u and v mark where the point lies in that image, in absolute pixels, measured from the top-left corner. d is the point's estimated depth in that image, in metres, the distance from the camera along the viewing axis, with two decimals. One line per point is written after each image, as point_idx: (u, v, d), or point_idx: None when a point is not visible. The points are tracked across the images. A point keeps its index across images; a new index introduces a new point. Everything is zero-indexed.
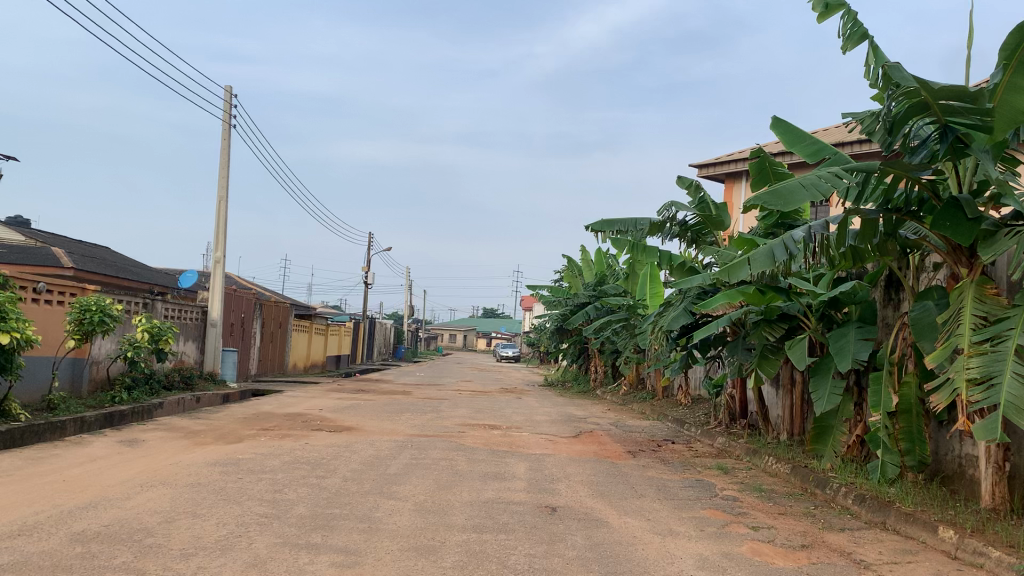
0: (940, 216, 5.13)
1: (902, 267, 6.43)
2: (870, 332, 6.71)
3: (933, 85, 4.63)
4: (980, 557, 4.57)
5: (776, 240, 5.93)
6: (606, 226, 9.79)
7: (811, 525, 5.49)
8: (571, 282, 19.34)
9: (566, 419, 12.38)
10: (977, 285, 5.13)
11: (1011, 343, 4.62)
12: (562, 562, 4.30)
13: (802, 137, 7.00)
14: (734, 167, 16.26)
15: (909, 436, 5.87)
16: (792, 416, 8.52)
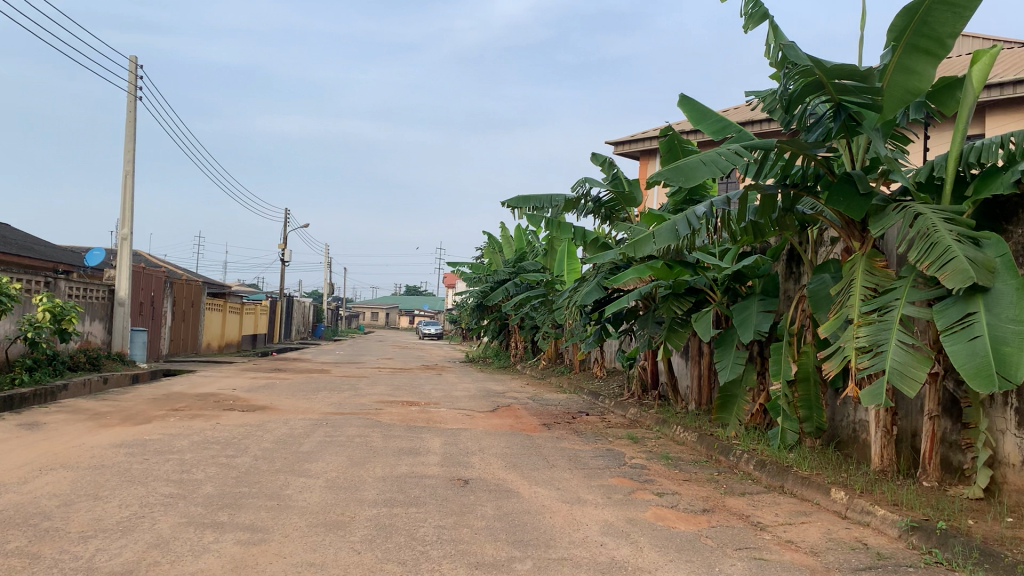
0: (835, 192, 5.43)
1: (802, 243, 6.82)
2: (772, 304, 7.06)
3: (827, 64, 4.87)
4: (867, 515, 4.96)
5: (680, 217, 6.11)
6: (523, 202, 9.88)
7: (714, 490, 5.81)
8: (492, 258, 19.54)
9: (485, 394, 12.56)
10: (867, 258, 5.48)
11: (896, 312, 4.98)
12: (470, 533, 4.45)
13: (707, 115, 7.24)
14: (651, 144, 16.58)
15: (807, 403, 6.29)
16: (700, 388, 8.92)
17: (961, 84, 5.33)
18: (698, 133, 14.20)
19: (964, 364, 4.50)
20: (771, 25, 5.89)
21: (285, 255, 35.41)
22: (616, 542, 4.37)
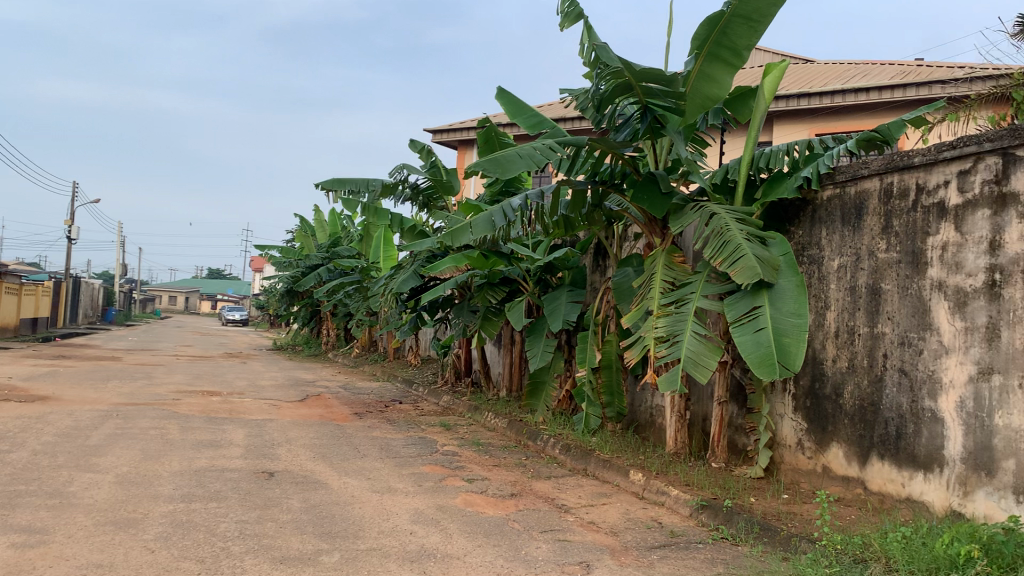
0: (639, 190, 5.69)
1: (608, 237, 7.13)
2: (580, 295, 7.32)
3: (637, 67, 5.07)
4: (662, 495, 5.27)
5: (495, 208, 6.16)
6: (338, 185, 9.63)
7: (522, 475, 5.95)
8: (304, 243, 18.99)
9: (294, 383, 12.20)
10: (667, 253, 5.81)
11: (692, 305, 5.30)
12: (275, 527, 4.30)
13: (523, 109, 7.37)
14: (469, 134, 16.72)
15: (610, 389, 6.56)
16: (511, 375, 9.12)
17: (753, 93, 5.75)
18: (514, 126, 14.48)
19: (749, 353, 4.87)
20: (586, 25, 6.08)
21: (73, 233, 32.69)
22: (426, 530, 4.38)
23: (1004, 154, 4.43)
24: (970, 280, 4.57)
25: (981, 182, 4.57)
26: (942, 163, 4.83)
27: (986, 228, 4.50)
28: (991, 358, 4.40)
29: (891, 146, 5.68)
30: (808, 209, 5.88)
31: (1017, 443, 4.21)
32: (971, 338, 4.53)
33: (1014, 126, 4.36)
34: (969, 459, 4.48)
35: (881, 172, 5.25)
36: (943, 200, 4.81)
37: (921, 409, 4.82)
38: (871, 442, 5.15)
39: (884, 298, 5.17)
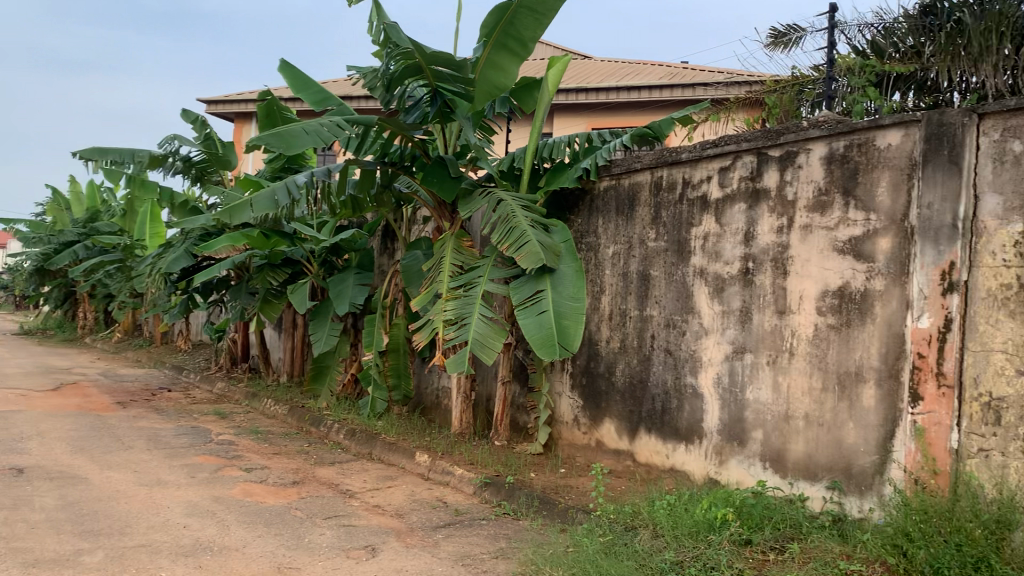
0: (429, 173, 5.71)
1: (395, 219, 7.13)
2: (366, 278, 7.26)
3: (428, 50, 5.08)
4: (447, 475, 5.37)
5: (279, 185, 5.91)
6: (98, 155, 8.83)
7: (304, 462, 5.81)
8: (57, 217, 17.32)
9: (45, 371, 11.12)
10: (456, 237, 5.88)
11: (480, 289, 5.42)
12: (25, 528, 3.90)
13: (308, 85, 7.13)
14: (247, 108, 15.97)
15: (397, 372, 6.57)
16: (293, 359, 8.88)
17: (538, 85, 5.95)
18: (297, 102, 14.01)
19: (532, 335, 5.05)
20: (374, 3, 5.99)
21: None
22: (201, 523, 4.16)
23: (759, 154, 4.94)
24: (727, 268, 5.07)
25: (738, 179, 5.06)
26: (706, 159, 5.26)
27: (742, 220, 5.00)
28: (744, 338, 4.92)
29: (661, 142, 6.12)
30: (587, 198, 6.20)
31: (765, 414, 4.76)
32: (727, 321, 5.04)
33: (767, 130, 4.87)
34: (724, 431, 4.98)
35: (652, 167, 5.62)
36: (706, 194, 5.27)
37: (683, 385, 5.27)
38: (638, 419, 5.54)
39: (652, 283, 5.58)
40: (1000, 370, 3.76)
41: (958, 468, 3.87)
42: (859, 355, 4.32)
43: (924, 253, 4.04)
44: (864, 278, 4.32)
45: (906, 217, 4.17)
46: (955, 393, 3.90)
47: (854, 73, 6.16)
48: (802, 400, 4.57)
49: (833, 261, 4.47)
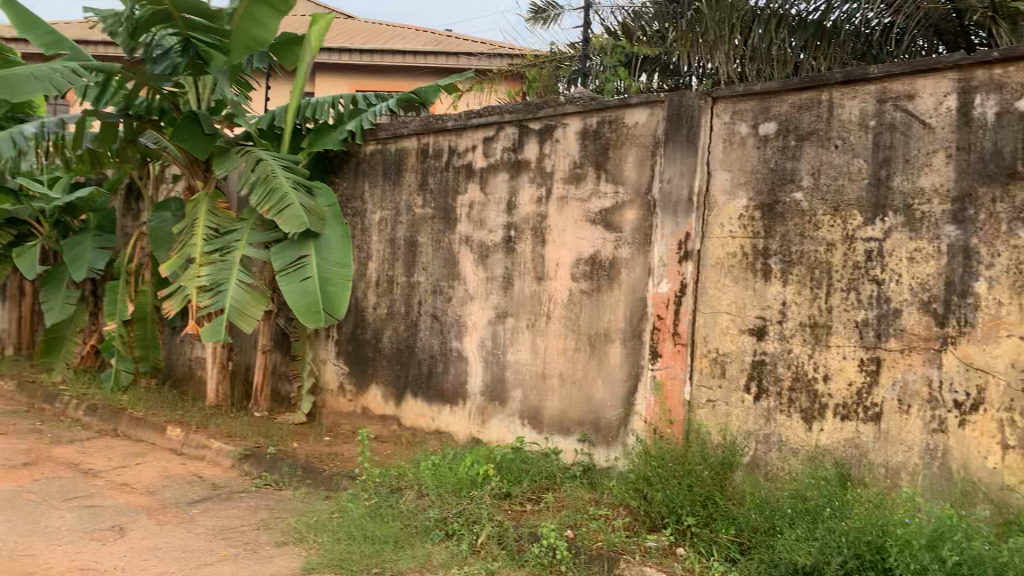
0: (180, 128, 5.34)
1: (142, 178, 6.57)
2: (108, 241, 6.72)
3: None
4: (202, 449, 5.17)
5: (2, 135, 5.26)
6: None
7: (37, 441, 5.32)
8: None
9: None
10: (211, 198, 5.55)
11: (237, 253, 5.21)
12: None
13: (35, 24, 6.37)
14: None
15: (144, 343, 6.13)
16: (20, 330, 8.12)
17: (300, 42, 5.73)
18: (20, 43, 12.52)
19: (296, 302, 4.94)
20: None
21: None
22: None
23: (521, 126, 5.18)
24: (490, 236, 5.33)
25: (502, 149, 5.28)
26: (471, 128, 5.42)
27: (505, 190, 5.26)
28: (506, 304, 5.23)
29: (426, 109, 6.17)
30: (352, 161, 6.13)
31: (524, 374, 5.12)
32: (491, 287, 5.31)
33: (528, 103, 5.14)
34: (486, 391, 5.28)
35: (419, 133, 5.68)
36: (470, 162, 5.44)
37: (449, 350, 5.49)
38: (405, 383, 5.70)
39: (419, 250, 5.70)
40: (725, 329, 4.37)
41: (689, 417, 4.47)
42: (607, 318, 4.80)
43: (664, 224, 4.59)
44: (613, 246, 4.80)
45: (649, 190, 4.69)
46: (687, 350, 4.47)
47: (606, 52, 6.71)
48: (557, 360, 4.99)
49: (586, 231, 4.91)
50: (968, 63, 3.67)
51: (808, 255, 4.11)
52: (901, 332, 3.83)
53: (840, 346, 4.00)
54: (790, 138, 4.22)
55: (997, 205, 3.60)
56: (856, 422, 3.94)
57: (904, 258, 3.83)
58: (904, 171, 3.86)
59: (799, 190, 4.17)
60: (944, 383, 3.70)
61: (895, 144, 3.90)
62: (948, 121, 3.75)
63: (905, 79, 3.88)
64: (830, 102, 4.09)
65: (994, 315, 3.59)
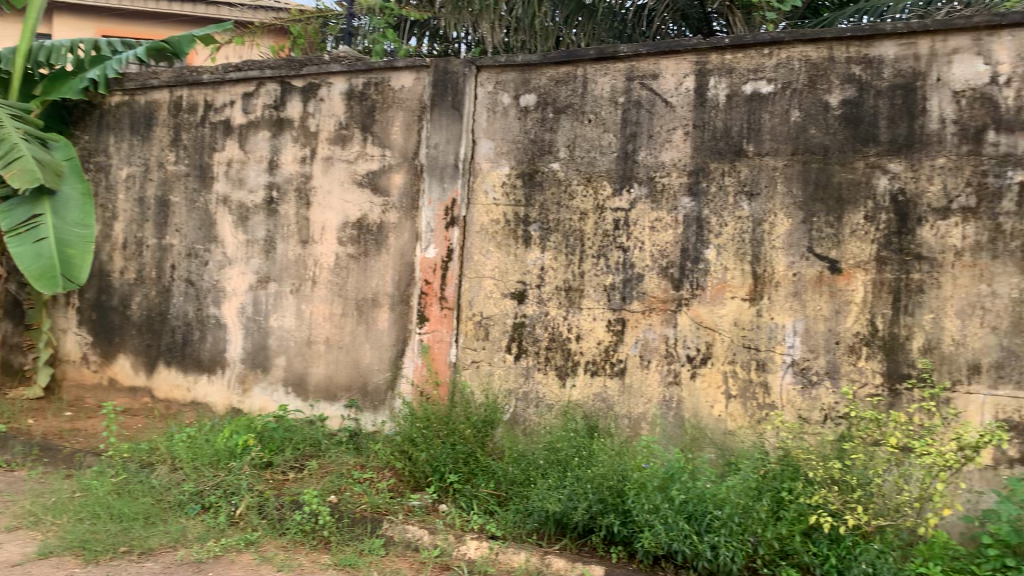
0: None
1: None
2: None
3: None
4: None
5: None
6: None
7: None
8: None
9: None
10: None
11: None
12: None
13: None
14: None
15: None
16: None
17: None
18: None
19: (28, 267, 4.50)
20: None
21: None
22: None
23: (282, 83, 5.05)
24: (251, 197, 5.13)
25: (263, 106, 5.10)
26: (229, 83, 5.19)
27: (266, 148, 5.08)
28: (267, 268, 5.07)
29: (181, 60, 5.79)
30: (94, 113, 5.64)
31: (288, 340, 5.01)
32: (252, 250, 5.12)
33: (291, 60, 5.01)
34: (248, 359, 5.11)
35: (171, 85, 5.33)
36: (228, 119, 5.21)
37: (206, 316, 5.24)
38: (157, 352, 5.38)
39: (171, 211, 5.37)
40: (489, 293, 4.56)
41: (454, 378, 4.60)
42: (373, 283, 4.80)
43: (431, 189, 4.66)
44: (380, 210, 4.79)
45: (415, 155, 4.72)
46: (453, 314, 4.60)
47: (374, 13, 6.40)
48: (323, 325, 4.92)
49: (352, 194, 4.86)
50: (704, 47, 4.12)
51: (564, 223, 4.41)
52: (643, 294, 4.23)
53: (591, 308, 4.34)
54: (548, 110, 4.47)
55: (726, 179, 4.09)
56: (605, 377, 4.30)
57: (648, 227, 4.23)
58: (649, 145, 4.25)
59: (557, 160, 4.44)
60: (679, 340, 4.14)
61: (641, 120, 4.27)
62: (686, 100, 4.19)
63: (650, 59, 4.27)
64: (584, 77, 4.40)
65: (721, 280, 4.08)
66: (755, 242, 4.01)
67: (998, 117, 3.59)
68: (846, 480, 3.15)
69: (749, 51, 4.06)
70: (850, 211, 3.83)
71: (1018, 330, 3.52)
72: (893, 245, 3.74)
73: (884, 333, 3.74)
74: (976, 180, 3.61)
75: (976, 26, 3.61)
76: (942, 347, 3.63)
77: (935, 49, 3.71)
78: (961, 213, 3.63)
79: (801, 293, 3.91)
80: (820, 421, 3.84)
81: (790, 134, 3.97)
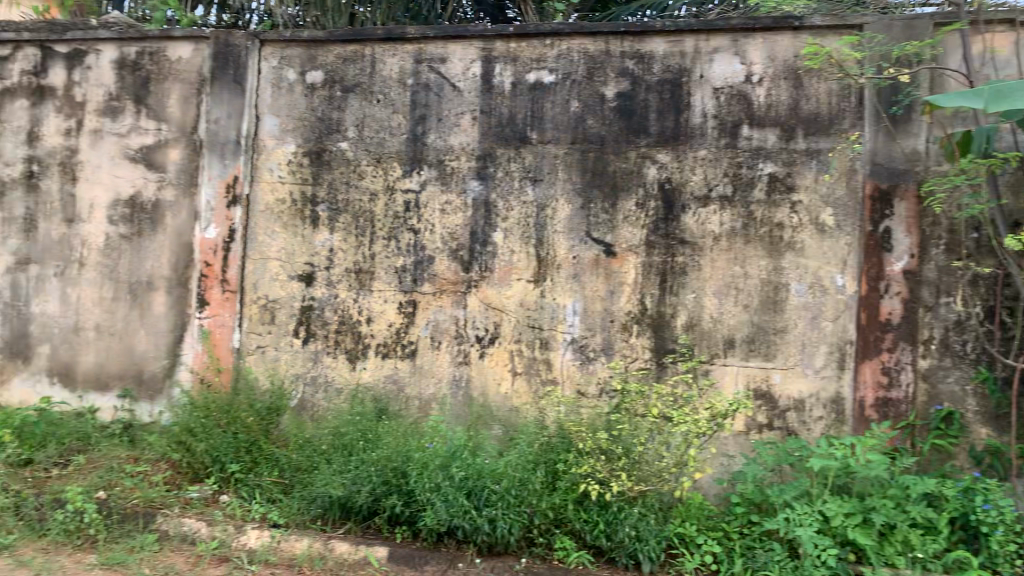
0: None
1: None
2: None
3: None
4: None
5: None
6: None
7: None
8: None
9: None
10: None
11: None
12: None
13: None
14: None
15: None
16: None
17: None
18: None
19: None
20: None
21: None
22: None
23: (43, 47, 4.65)
24: (7, 170, 4.68)
25: (20, 72, 4.68)
26: None
27: (24, 118, 4.66)
28: (28, 248, 4.67)
29: None
30: None
31: (53, 327, 4.64)
32: (9, 229, 4.69)
33: (53, 23, 4.65)
34: (5, 348, 4.69)
35: None
36: None
37: None
38: None
39: None
40: (275, 276, 4.43)
41: (238, 364, 4.44)
42: (150, 265, 4.54)
43: (212, 165, 4.47)
44: (155, 187, 4.54)
45: (194, 129, 4.51)
46: (236, 296, 4.44)
47: None
48: (92, 310, 4.60)
49: (125, 170, 4.57)
50: (489, 34, 4.20)
51: (354, 203, 4.36)
52: (433, 277, 4.27)
53: (380, 290, 4.33)
54: (335, 89, 4.39)
55: (511, 164, 4.19)
56: (395, 359, 4.31)
57: (437, 210, 4.27)
58: (437, 128, 4.28)
59: (345, 139, 4.37)
60: (468, 321, 4.23)
61: (429, 102, 4.30)
62: (472, 85, 4.25)
63: (438, 43, 4.29)
64: (372, 57, 4.36)
65: (508, 262, 4.19)
66: (538, 227, 4.16)
67: (750, 114, 3.94)
68: (613, 450, 3.34)
69: (532, 40, 4.19)
70: (624, 198, 4.06)
71: (764, 308, 3.92)
72: (661, 230, 4.02)
73: (652, 311, 4.03)
74: (732, 171, 3.95)
75: (733, 28, 3.94)
76: (703, 323, 3.97)
77: (699, 47, 4.01)
78: (719, 202, 3.97)
79: (581, 275, 4.11)
80: (595, 394, 4.09)
81: (570, 123, 4.14)
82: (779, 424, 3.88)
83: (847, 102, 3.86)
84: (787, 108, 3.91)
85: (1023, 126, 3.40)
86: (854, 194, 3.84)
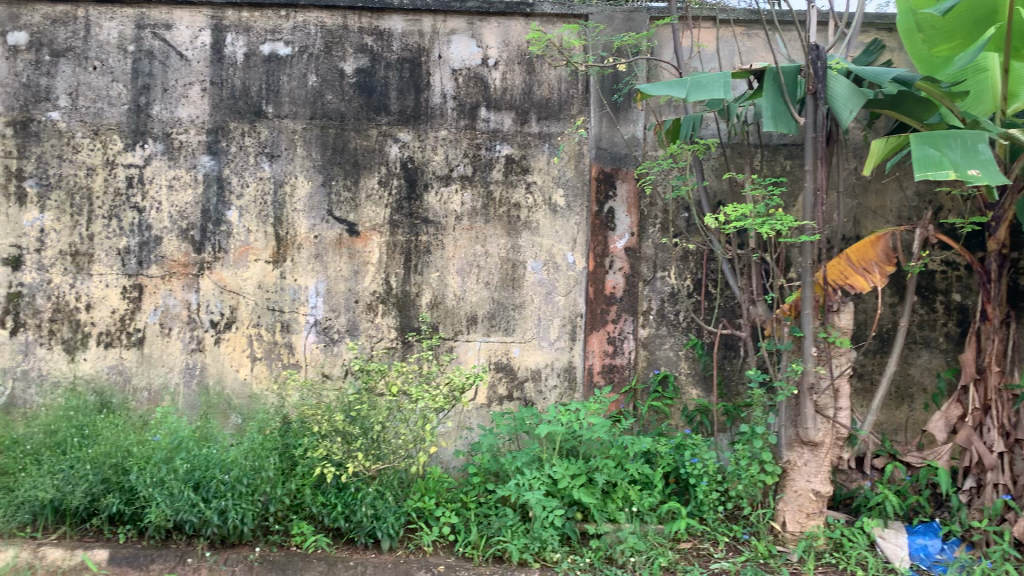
0: None
1: None
2: None
3: None
4: None
5: None
6: None
7: None
8: None
9: None
10: None
11: None
12: None
13: None
14: None
15: None
16: None
17: None
18: None
19: None
20: None
21: None
22: None
23: None
24: None
25: None
26: None
27: None
28: None
29: None
30: None
31: None
32: None
33: None
34: None
35: None
36: None
37: None
38: None
39: None
40: None
41: None
42: None
43: None
44: None
45: None
46: None
47: None
48: None
49: None
50: (219, 2, 3.99)
51: (67, 178, 3.98)
52: (161, 259, 4.01)
53: (101, 274, 4.00)
54: (43, 53, 3.99)
55: (246, 139, 4.01)
56: (120, 348, 4.01)
57: (164, 186, 4.00)
58: (162, 100, 4.01)
59: (55, 109, 3.98)
60: (201, 305, 4.02)
61: (153, 72, 4.01)
62: (201, 55, 4.02)
63: (162, 9, 4.01)
64: (86, 19, 3.99)
65: (244, 241, 4.02)
66: (276, 205, 4.02)
67: (487, 96, 4.05)
68: (350, 430, 3.27)
69: (266, 11, 4.02)
70: (365, 176, 4.03)
71: (503, 285, 4.05)
72: (403, 209, 4.03)
73: (397, 290, 4.03)
74: (471, 152, 4.03)
75: (469, 10, 4.02)
76: (446, 301, 4.04)
77: (436, 28, 4.04)
78: (460, 181, 4.04)
79: (323, 255, 4.03)
80: (340, 375, 4.05)
81: (308, 98, 4.03)
82: (517, 395, 4.05)
83: (575, 88, 4.06)
84: (521, 92, 4.05)
85: (723, 115, 3.74)
86: (582, 176, 4.05)
